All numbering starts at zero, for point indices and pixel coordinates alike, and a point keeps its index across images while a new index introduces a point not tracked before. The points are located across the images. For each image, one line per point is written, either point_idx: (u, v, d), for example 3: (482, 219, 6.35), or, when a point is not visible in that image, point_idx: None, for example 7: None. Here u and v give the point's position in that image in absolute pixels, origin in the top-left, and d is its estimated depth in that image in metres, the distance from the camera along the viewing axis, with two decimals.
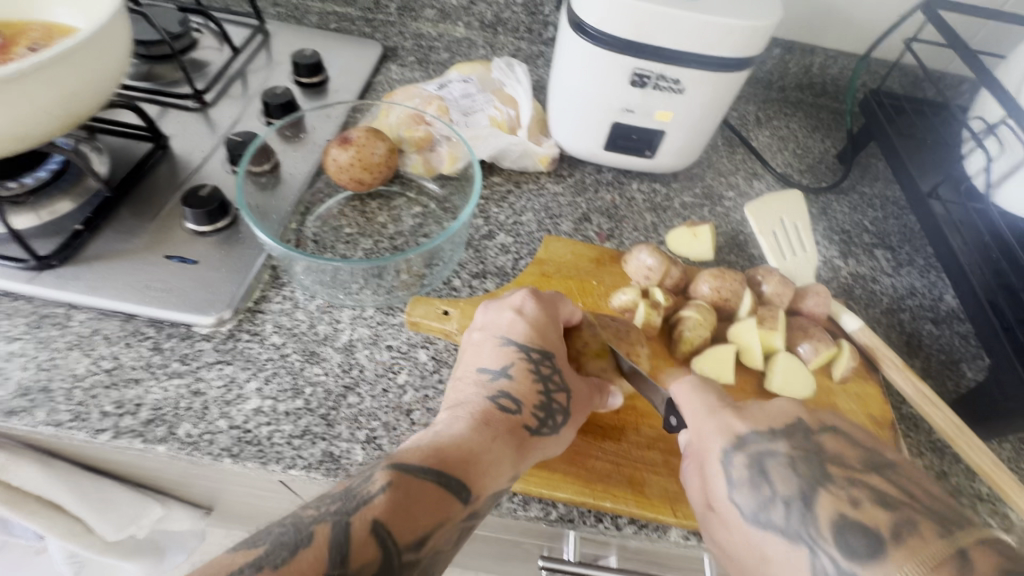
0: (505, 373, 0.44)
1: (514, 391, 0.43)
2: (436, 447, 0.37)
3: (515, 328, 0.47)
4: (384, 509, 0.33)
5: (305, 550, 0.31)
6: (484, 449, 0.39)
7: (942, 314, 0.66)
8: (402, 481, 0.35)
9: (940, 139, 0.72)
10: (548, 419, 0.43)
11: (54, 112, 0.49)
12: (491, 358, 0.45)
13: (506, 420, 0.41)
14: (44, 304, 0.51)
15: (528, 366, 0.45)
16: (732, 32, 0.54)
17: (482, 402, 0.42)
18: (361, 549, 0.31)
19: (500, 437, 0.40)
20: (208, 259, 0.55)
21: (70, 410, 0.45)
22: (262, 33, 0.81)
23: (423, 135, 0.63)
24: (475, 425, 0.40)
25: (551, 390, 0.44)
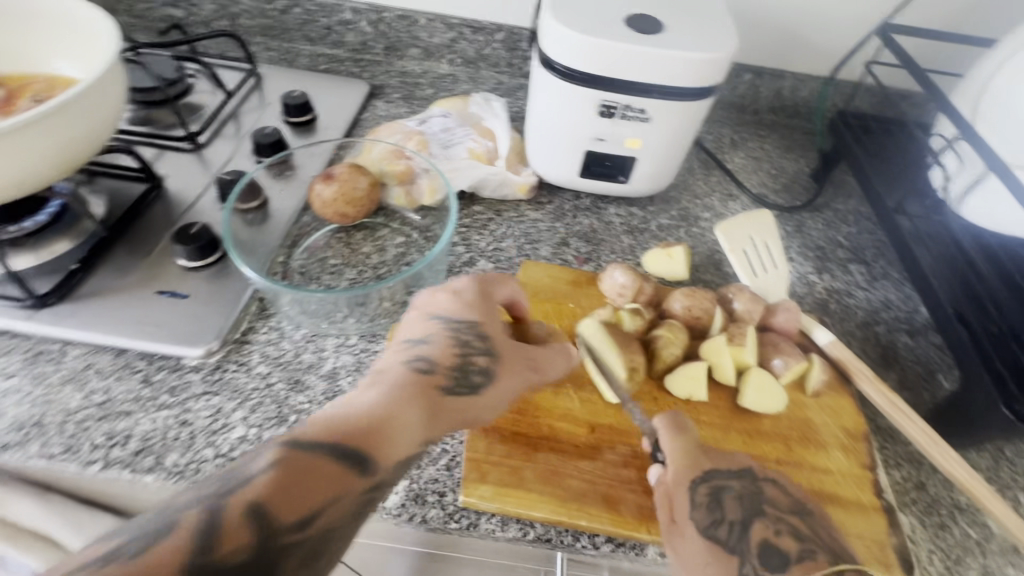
0: (424, 341, 0.44)
1: (432, 356, 0.43)
2: (329, 421, 0.36)
3: (444, 305, 0.47)
4: (264, 489, 0.31)
5: (285, 493, 0.33)
6: (392, 413, 0.38)
7: (917, 325, 0.67)
8: (291, 458, 0.33)
9: (906, 155, 0.74)
10: (467, 380, 0.43)
11: (50, 159, 0.52)
12: (417, 329, 0.46)
13: (420, 384, 0.41)
14: (40, 341, 0.54)
15: (448, 336, 0.45)
16: (690, 64, 0.57)
17: (398, 366, 0.42)
18: (334, 493, 0.34)
19: (414, 402, 0.40)
20: (198, 293, 0.57)
21: (62, 443, 0.47)
22: (254, 77, 0.86)
23: (403, 168, 0.66)
24: (386, 390, 0.39)
25: (470, 358, 0.44)
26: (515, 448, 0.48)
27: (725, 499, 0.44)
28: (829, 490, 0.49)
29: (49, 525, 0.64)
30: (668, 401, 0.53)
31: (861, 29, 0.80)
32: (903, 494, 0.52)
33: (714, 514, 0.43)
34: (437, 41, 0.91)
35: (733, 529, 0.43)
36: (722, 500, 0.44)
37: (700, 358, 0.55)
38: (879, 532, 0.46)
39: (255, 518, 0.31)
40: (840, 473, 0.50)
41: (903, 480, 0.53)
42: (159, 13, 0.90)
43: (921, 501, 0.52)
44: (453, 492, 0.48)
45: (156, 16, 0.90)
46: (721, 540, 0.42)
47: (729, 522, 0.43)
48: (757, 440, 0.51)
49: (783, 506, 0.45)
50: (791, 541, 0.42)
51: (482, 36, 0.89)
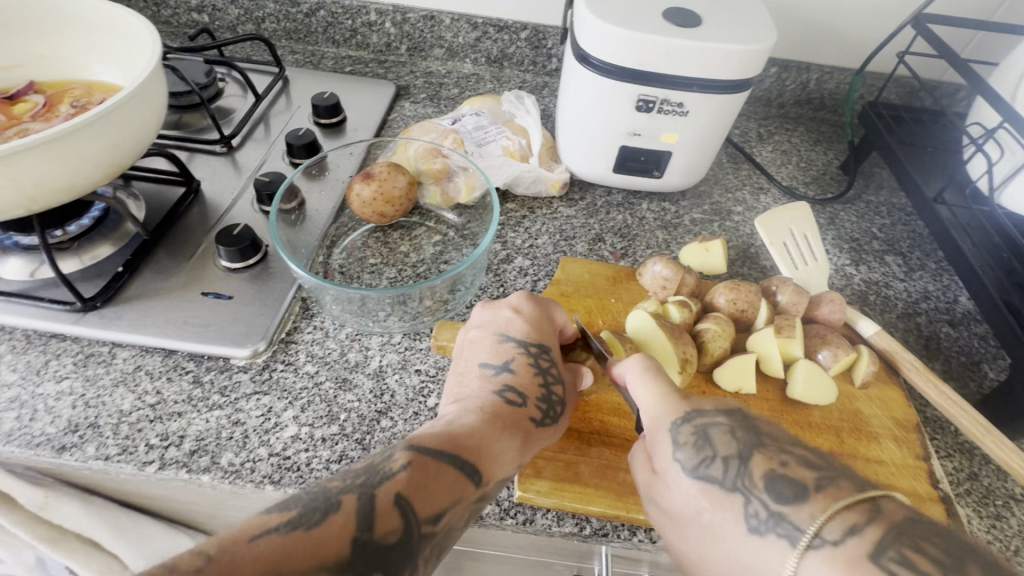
0: (506, 368, 0.47)
1: (518, 384, 0.46)
2: (451, 434, 0.41)
3: (513, 325, 0.50)
4: (405, 484, 0.36)
5: (335, 515, 0.33)
6: (492, 437, 0.42)
7: (958, 315, 0.66)
8: (421, 461, 0.38)
9: (940, 146, 0.74)
10: (549, 409, 0.46)
11: (97, 163, 0.53)
12: (492, 354, 0.48)
13: (510, 412, 0.44)
14: (90, 343, 0.54)
15: (527, 360, 0.48)
16: (731, 56, 0.57)
17: (488, 396, 0.45)
18: (385, 519, 0.34)
19: (507, 428, 0.43)
20: (242, 294, 0.57)
21: (118, 444, 0.47)
22: (282, 80, 0.86)
23: (440, 167, 0.66)
24: (485, 417, 0.43)
25: (550, 381, 0.47)
26: (568, 442, 0.49)
27: (713, 436, 0.39)
28: (885, 481, 0.48)
29: (90, 529, 0.64)
30: (717, 394, 0.53)
31: (888, 21, 0.80)
32: (957, 485, 0.51)
33: (701, 454, 0.39)
34: (462, 41, 0.91)
35: (728, 467, 0.38)
36: (711, 437, 0.39)
37: (747, 351, 0.55)
38: (939, 522, 0.46)
39: (311, 537, 0.31)
40: (895, 464, 0.50)
41: (956, 470, 0.52)
42: (185, 18, 0.91)
43: (975, 491, 0.51)
44: (507, 489, 0.48)
45: (183, 22, 0.91)
46: (715, 479, 0.38)
47: (722, 458, 0.38)
48: (810, 432, 0.51)
49: (782, 437, 0.40)
50: (802, 469, 0.37)
51: (507, 35, 0.89)
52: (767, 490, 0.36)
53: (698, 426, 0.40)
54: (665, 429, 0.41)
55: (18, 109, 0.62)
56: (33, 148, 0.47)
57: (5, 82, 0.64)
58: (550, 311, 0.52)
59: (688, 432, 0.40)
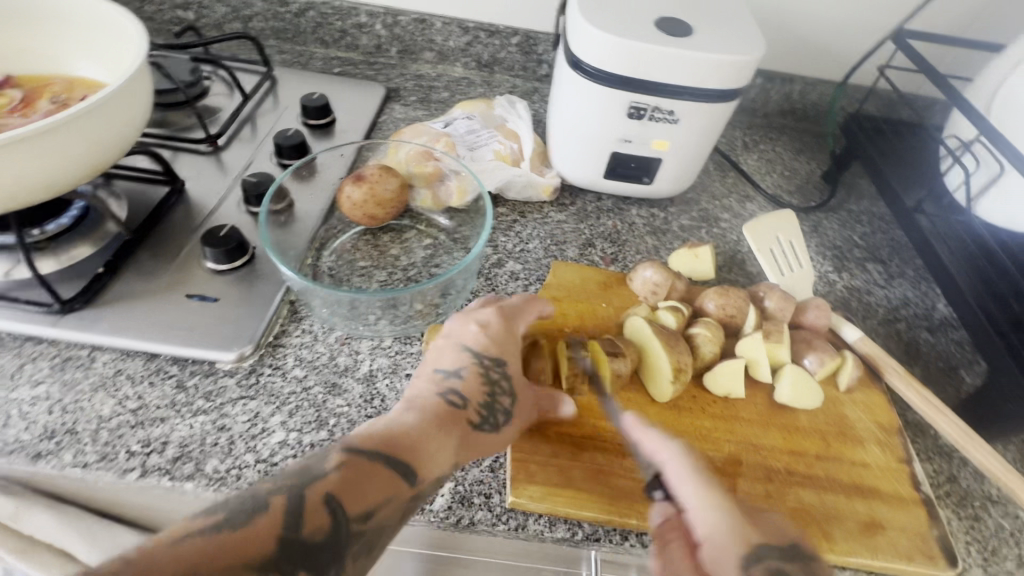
0: (456, 373, 0.47)
1: (463, 389, 0.46)
2: (390, 434, 0.41)
3: (477, 340, 0.49)
4: (336, 483, 0.36)
5: (260, 517, 0.33)
6: (428, 436, 0.42)
7: (936, 322, 0.68)
8: (353, 462, 0.38)
9: (918, 157, 0.76)
10: (490, 416, 0.45)
11: (98, 151, 0.52)
12: (449, 360, 0.48)
13: (451, 417, 0.44)
14: (67, 347, 0.52)
15: (479, 370, 0.47)
16: (720, 66, 0.58)
17: (432, 399, 0.45)
18: (313, 517, 0.34)
19: (443, 429, 0.43)
20: (229, 296, 0.56)
21: (97, 451, 0.45)
22: (270, 79, 0.85)
23: (432, 170, 0.66)
24: (428, 419, 0.43)
25: (497, 392, 0.47)
26: (560, 447, 0.48)
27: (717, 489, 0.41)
28: (869, 484, 0.49)
29: (63, 539, 0.62)
30: (706, 398, 0.54)
31: (869, 35, 0.82)
32: (937, 487, 0.53)
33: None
34: (452, 45, 0.91)
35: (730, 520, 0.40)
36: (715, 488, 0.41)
37: (736, 355, 0.56)
38: (922, 524, 0.47)
39: (237, 537, 0.31)
40: (879, 467, 0.51)
41: (936, 472, 0.54)
42: (170, 15, 0.89)
43: (955, 494, 0.52)
44: (499, 494, 0.47)
45: (167, 18, 0.89)
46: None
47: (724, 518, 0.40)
48: (796, 437, 0.52)
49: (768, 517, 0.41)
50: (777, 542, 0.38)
51: (497, 40, 0.90)
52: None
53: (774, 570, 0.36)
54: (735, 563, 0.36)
55: None
56: (40, 136, 0.47)
57: None
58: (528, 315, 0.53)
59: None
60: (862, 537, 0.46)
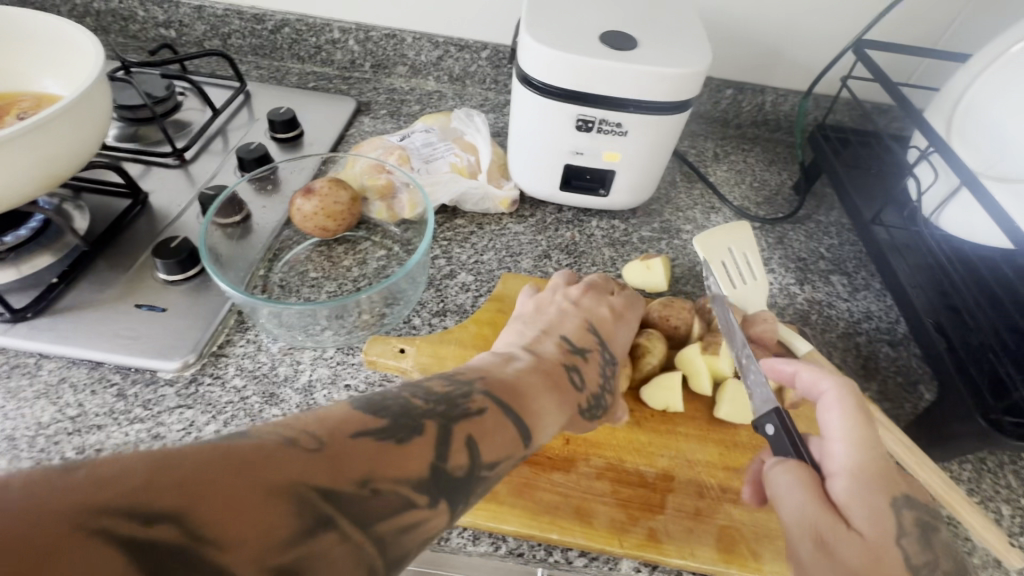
0: (580, 350, 0.49)
1: (583, 368, 0.48)
2: (511, 386, 0.40)
3: (603, 317, 0.53)
4: (478, 425, 0.35)
5: (419, 437, 0.32)
6: (542, 402, 0.41)
7: (898, 336, 0.67)
8: (495, 409, 0.37)
9: (883, 168, 0.75)
10: (597, 404, 0.47)
11: (52, 165, 0.54)
12: (573, 331, 0.51)
13: (565, 387, 0.45)
14: (16, 355, 0.54)
15: (594, 347, 0.51)
16: (664, 79, 0.58)
17: (552, 362, 0.47)
18: (457, 452, 0.33)
19: (558, 400, 0.43)
20: (176, 306, 0.57)
21: (32, 457, 0.47)
22: (243, 94, 0.87)
23: (384, 182, 0.67)
24: (541, 376, 0.44)
25: (608, 382, 0.49)
26: None
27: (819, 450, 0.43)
28: None
29: None
30: (644, 412, 0.53)
31: (836, 45, 0.82)
32: None
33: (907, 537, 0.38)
34: (424, 59, 0.93)
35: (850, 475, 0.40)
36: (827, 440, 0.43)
37: (676, 368, 0.55)
38: None
39: (395, 453, 0.30)
40: None
41: None
42: (152, 33, 0.92)
43: None
44: None
45: (149, 36, 0.93)
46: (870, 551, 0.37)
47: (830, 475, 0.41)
48: (733, 452, 0.51)
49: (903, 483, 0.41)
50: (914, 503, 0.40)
51: (468, 54, 0.91)
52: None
53: (915, 511, 0.39)
54: (886, 502, 0.39)
55: None
56: None
57: None
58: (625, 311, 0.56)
59: (909, 515, 0.39)
60: None
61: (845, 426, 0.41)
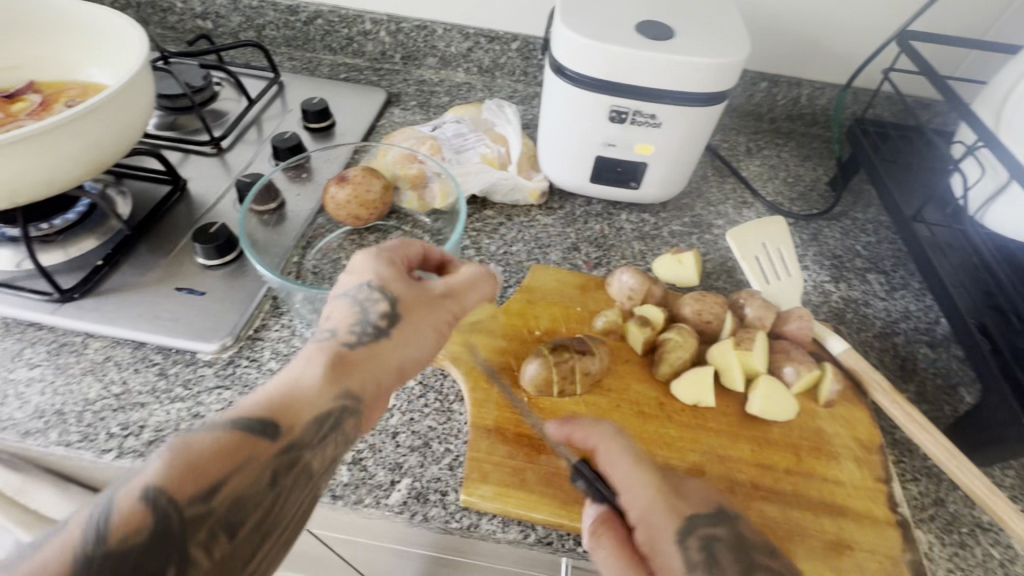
0: (338, 318, 0.44)
1: (342, 327, 0.43)
2: (268, 396, 0.37)
3: (372, 275, 0.47)
4: (175, 470, 0.32)
5: (112, 519, 0.30)
6: (316, 393, 0.39)
7: (938, 337, 0.65)
8: (218, 442, 0.34)
9: (925, 164, 0.73)
10: (370, 343, 0.43)
11: (97, 151, 0.55)
12: (327, 308, 0.45)
13: (340, 361, 0.41)
14: (64, 333, 0.56)
15: (354, 306, 0.44)
16: (700, 69, 0.57)
17: (320, 347, 0.42)
18: (134, 515, 0.30)
19: (337, 373, 0.40)
20: (215, 290, 0.59)
21: (80, 431, 0.49)
22: (277, 85, 0.88)
23: (416, 172, 0.67)
24: (306, 364, 0.41)
25: (370, 323, 0.44)
26: (517, 449, 0.48)
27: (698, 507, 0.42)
28: (841, 502, 0.47)
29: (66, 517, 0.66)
30: (675, 406, 0.53)
31: (878, 37, 0.79)
32: (920, 510, 0.50)
33: (711, 573, 0.39)
34: (454, 51, 0.93)
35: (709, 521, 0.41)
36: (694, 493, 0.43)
37: (707, 363, 0.55)
38: (894, 547, 0.45)
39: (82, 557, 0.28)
40: (854, 485, 0.48)
41: (921, 495, 0.51)
42: (190, 24, 0.94)
43: (939, 518, 0.50)
44: (455, 492, 0.48)
45: (187, 28, 0.95)
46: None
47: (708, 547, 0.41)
48: (766, 449, 0.50)
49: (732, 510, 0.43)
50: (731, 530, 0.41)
51: (498, 46, 0.91)
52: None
53: (704, 540, 0.40)
54: (670, 541, 0.40)
55: (16, 107, 0.65)
56: (40, 137, 0.50)
57: (5, 82, 0.67)
58: (471, 282, 0.49)
59: (695, 545, 0.40)
60: (828, 558, 0.44)
61: (628, 469, 0.43)
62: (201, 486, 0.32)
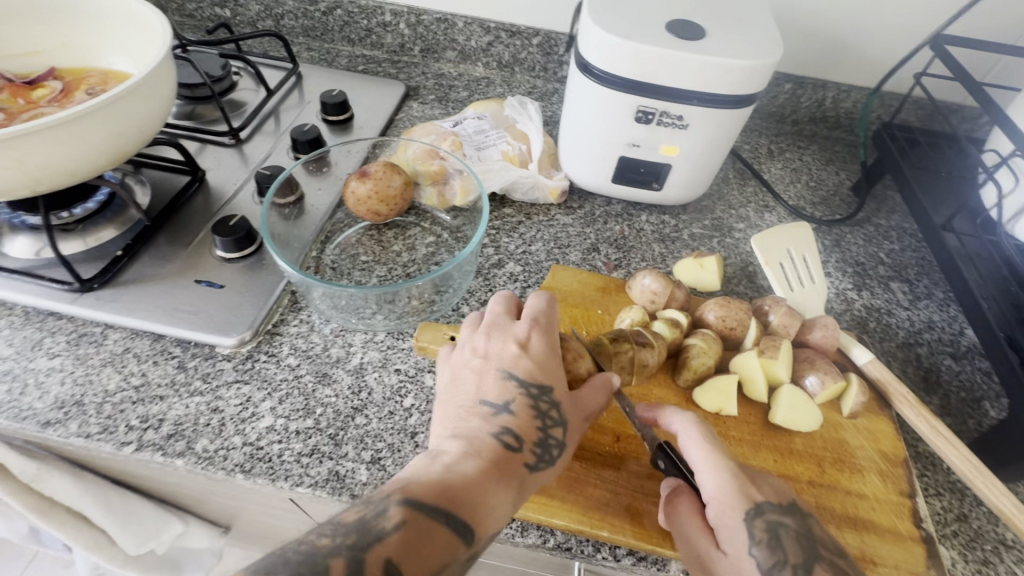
0: (507, 409, 0.43)
1: (517, 426, 0.43)
2: (448, 481, 0.38)
3: (518, 363, 0.45)
4: (395, 548, 0.34)
5: None
6: (485, 488, 0.39)
7: (962, 349, 0.64)
8: (415, 520, 0.36)
9: (953, 172, 0.72)
10: (545, 453, 0.43)
11: (125, 137, 0.55)
12: (493, 391, 0.44)
13: (507, 459, 0.41)
14: (84, 323, 0.56)
15: (528, 401, 0.44)
16: (732, 71, 0.56)
17: (485, 438, 0.42)
18: None
19: (503, 477, 0.40)
20: (233, 284, 0.58)
21: (99, 423, 0.49)
22: (295, 75, 0.88)
23: (437, 168, 0.67)
24: (482, 464, 0.40)
25: (550, 424, 0.43)
26: None
27: (783, 537, 0.39)
28: (864, 516, 0.47)
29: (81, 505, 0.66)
30: (696, 413, 0.52)
31: (909, 40, 0.78)
32: (943, 526, 0.49)
33: (775, 555, 0.39)
34: (474, 45, 0.92)
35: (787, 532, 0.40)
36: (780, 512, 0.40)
37: (730, 371, 0.54)
38: (918, 563, 0.44)
39: None
40: (877, 498, 0.48)
41: (944, 510, 0.50)
42: (209, 12, 0.93)
43: (963, 534, 0.49)
44: None
45: (205, 16, 0.94)
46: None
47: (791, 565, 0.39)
48: (788, 460, 0.49)
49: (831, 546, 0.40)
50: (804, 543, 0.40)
51: (519, 40, 0.90)
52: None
53: (771, 524, 0.39)
54: (738, 519, 0.39)
55: (36, 94, 0.64)
56: (74, 123, 0.50)
57: (25, 68, 0.67)
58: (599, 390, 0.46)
59: (761, 526, 0.39)
60: None
61: (705, 455, 0.41)
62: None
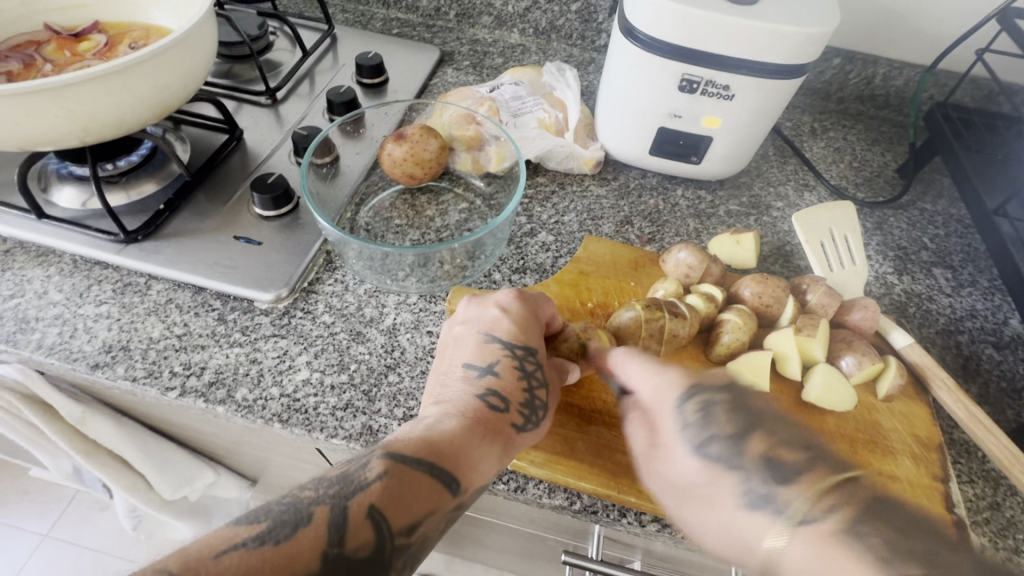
0: (490, 371, 0.45)
1: (501, 387, 0.45)
2: (427, 437, 0.40)
3: (499, 325, 0.47)
4: (379, 495, 0.36)
5: (305, 528, 0.34)
6: (472, 443, 0.41)
7: (1005, 338, 0.62)
8: (396, 470, 0.37)
9: (1010, 155, 0.69)
10: (531, 414, 0.44)
11: (180, 83, 0.57)
12: (475, 356, 0.46)
13: (491, 418, 0.43)
14: (128, 274, 0.57)
15: (512, 363, 0.46)
16: (786, 39, 0.54)
17: (469, 400, 0.44)
18: (358, 532, 0.35)
19: (487, 435, 0.42)
20: (271, 241, 0.59)
21: (145, 367, 0.51)
22: (330, 37, 0.87)
23: (473, 134, 0.66)
24: (465, 422, 0.42)
25: (534, 385, 0.45)
26: (568, 417, 0.49)
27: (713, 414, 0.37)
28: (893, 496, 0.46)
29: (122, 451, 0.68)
30: None
31: (972, 14, 0.74)
32: (974, 512, 0.48)
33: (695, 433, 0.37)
34: (511, 10, 0.89)
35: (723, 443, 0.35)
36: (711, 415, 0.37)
37: (764, 347, 0.53)
38: None
39: (279, 553, 0.32)
40: (909, 482, 0.47)
41: (976, 498, 0.49)
42: None
43: (995, 522, 0.48)
44: None
45: None
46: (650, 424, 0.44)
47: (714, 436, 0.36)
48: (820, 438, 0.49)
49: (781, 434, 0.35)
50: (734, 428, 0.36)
51: (557, 6, 0.87)
52: (764, 469, 0.33)
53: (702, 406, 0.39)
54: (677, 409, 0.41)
55: (81, 46, 0.64)
56: (139, 66, 0.51)
57: (71, 21, 0.68)
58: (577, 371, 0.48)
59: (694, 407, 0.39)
60: None
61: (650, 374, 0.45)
62: (401, 521, 0.36)
